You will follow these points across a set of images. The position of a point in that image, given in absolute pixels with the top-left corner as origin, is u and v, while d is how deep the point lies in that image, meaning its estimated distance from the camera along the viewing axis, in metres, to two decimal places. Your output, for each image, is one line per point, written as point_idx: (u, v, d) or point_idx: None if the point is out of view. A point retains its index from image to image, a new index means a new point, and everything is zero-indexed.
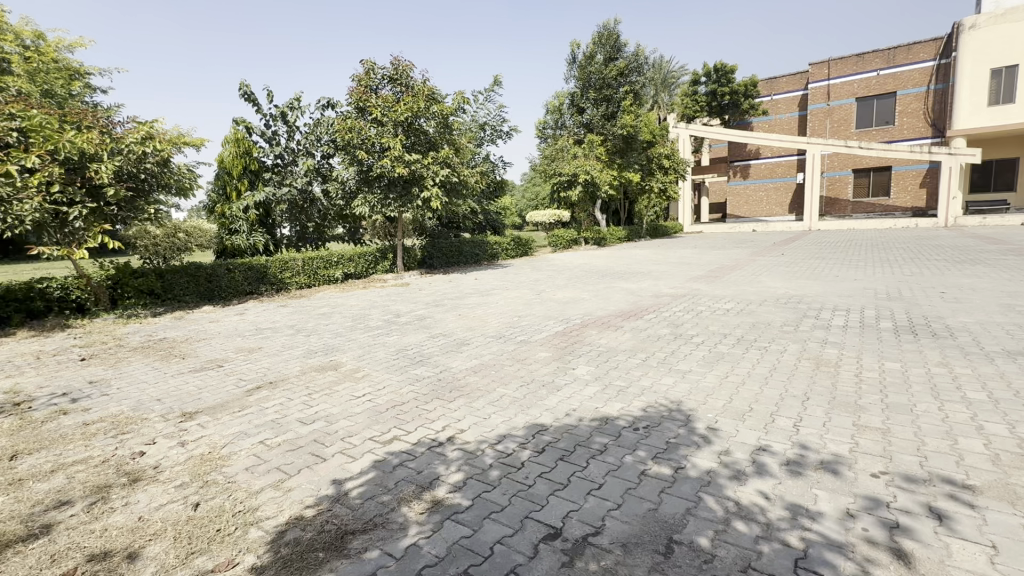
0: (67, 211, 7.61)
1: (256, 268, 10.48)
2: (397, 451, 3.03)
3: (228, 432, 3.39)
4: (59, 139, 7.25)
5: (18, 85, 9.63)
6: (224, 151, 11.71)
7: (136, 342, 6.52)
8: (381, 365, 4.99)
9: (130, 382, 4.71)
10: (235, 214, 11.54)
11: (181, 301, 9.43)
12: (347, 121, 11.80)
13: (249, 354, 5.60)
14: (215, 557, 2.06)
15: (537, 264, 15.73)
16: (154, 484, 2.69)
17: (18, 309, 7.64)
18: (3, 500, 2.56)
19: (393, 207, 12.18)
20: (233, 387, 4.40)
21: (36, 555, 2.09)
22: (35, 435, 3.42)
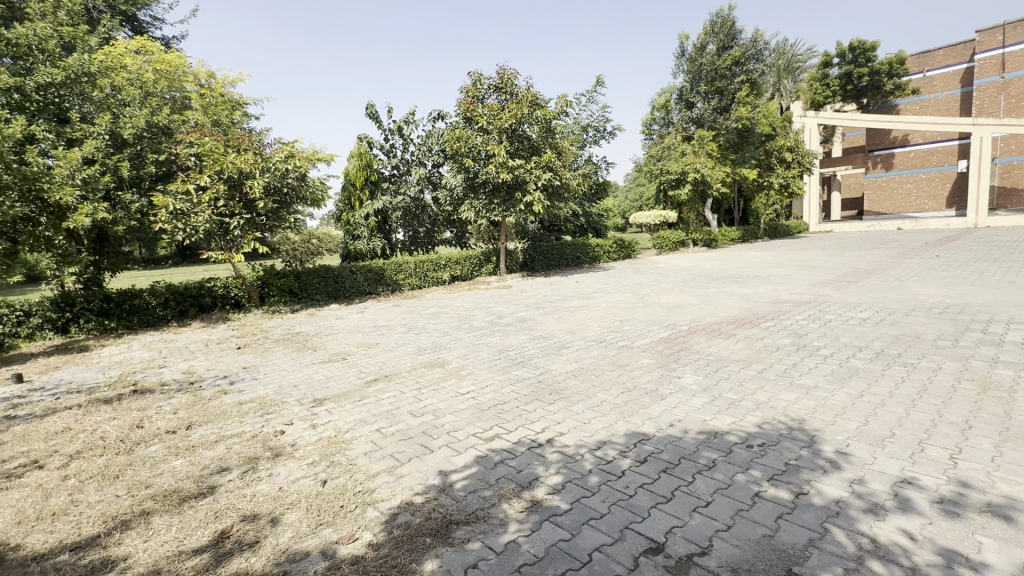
0: (230, 222, 8.98)
1: (374, 270, 11.50)
2: (499, 449, 3.13)
3: (350, 419, 3.77)
4: (224, 161, 8.65)
5: (197, 117, 11.65)
6: (350, 164, 12.90)
7: (279, 334, 7.50)
8: (485, 364, 5.19)
9: (273, 369, 5.43)
10: (358, 222, 12.66)
11: (314, 299, 10.64)
12: (455, 131, 12.42)
13: (368, 349, 6.16)
14: (339, 530, 2.29)
15: (640, 267, 15.22)
16: (292, 460, 3.08)
17: (192, 303, 9.19)
18: (182, 462, 3.10)
19: (497, 211, 12.59)
20: (354, 378, 4.87)
21: (204, 510, 2.50)
22: (204, 410, 4.10)
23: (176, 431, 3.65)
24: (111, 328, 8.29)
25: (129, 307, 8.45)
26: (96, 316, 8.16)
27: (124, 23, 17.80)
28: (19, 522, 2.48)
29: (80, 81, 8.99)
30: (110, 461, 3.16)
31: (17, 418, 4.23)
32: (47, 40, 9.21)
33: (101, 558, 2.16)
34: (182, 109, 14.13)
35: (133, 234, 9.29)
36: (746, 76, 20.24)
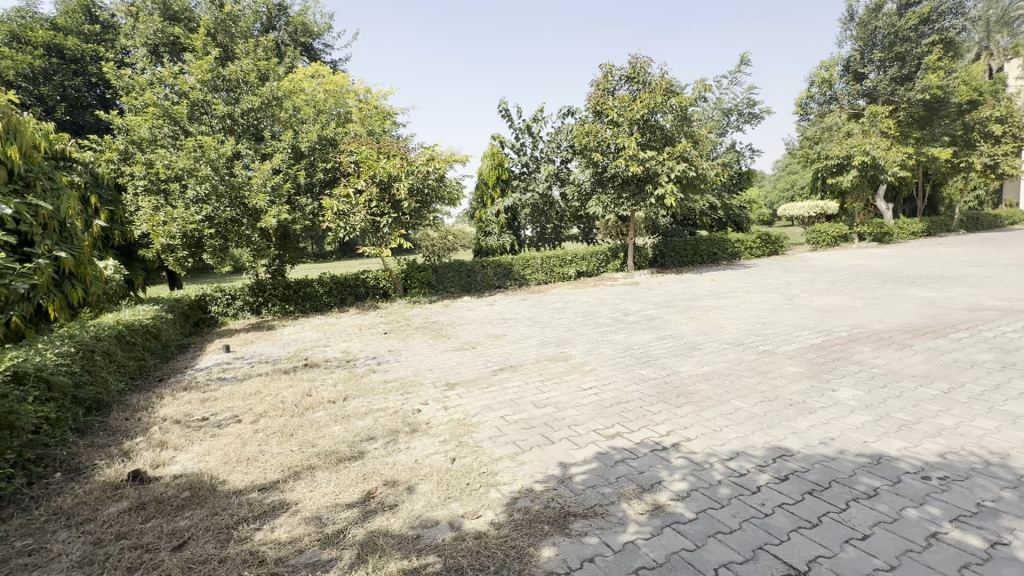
0: (380, 220, 10.10)
1: (504, 265, 12.02)
2: (620, 448, 3.07)
3: (478, 404, 4.01)
4: (377, 166, 9.77)
5: (357, 129, 13.26)
6: (484, 164, 13.59)
7: (418, 322, 8.25)
8: (608, 361, 5.11)
9: (413, 354, 6.01)
10: (489, 219, 13.32)
11: (449, 291, 11.45)
12: (585, 125, 12.31)
13: (496, 340, 6.46)
14: (465, 505, 2.46)
15: (789, 265, 13.61)
16: (425, 436, 3.38)
17: (350, 293, 10.54)
18: (340, 428, 3.59)
19: (626, 206, 12.24)
20: (482, 367, 5.16)
21: (355, 471, 2.87)
22: (357, 385, 4.70)
23: (335, 401, 4.25)
24: (291, 311, 9.95)
25: (304, 294, 10.05)
26: (280, 301, 9.86)
27: (304, 52, 20.88)
28: (226, 462, 3.10)
29: (271, 105, 10.89)
30: (287, 421, 3.79)
31: (226, 380, 5.31)
32: (249, 74, 11.33)
33: (279, 499, 2.61)
34: (346, 122, 16.14)
35: (308, 232, 10.95)
36: (939, 36, 16.83)
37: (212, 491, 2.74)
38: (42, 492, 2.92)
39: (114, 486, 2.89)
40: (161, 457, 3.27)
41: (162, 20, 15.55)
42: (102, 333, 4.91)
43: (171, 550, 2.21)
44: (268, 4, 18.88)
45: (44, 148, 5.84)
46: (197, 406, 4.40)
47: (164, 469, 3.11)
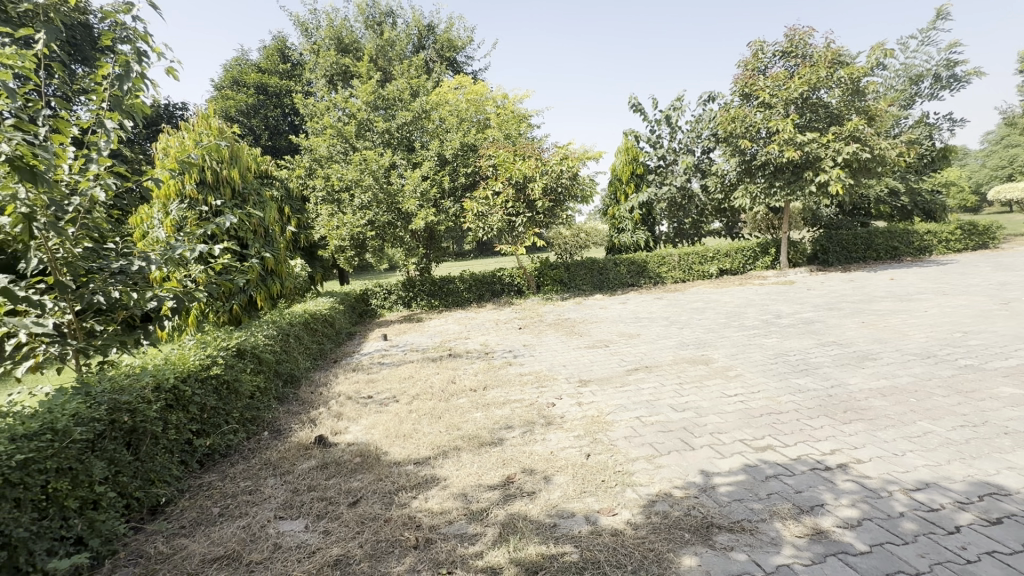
0: (516, 219, 10.53)
1: (637, 263, 11.68)
2: (772, 462, 2.80)
3: (612, 402, 3.98)
4: (513, 168, 10.21)
5: (495, 133, 13.97)
6: (617, 160, 13.22)
7: (551, 319, 8.43)
8: (757, 368, 4.67)
9: (547, 349, 6.16)
10: (623, 215, 12.98)
11: (581, 289, 11.49)
12: (730, 110, 11.33)
13: (630, 339, 6.32)
14: (600, 502, 2.47)
15: (1004, 260, 10.95)
16: (560, 430, 3.46)
17: (488, 289, 11.20)
18: (481, 415, 3.86)
19: (779, 196, 11.01)
20: (617, 365, 5.09)
21: (495, 456, 3.06)
22: (495, 376, 4.99)
23: (476, 389, 4.57)
24: (436, 305, 10.92)
25: (447, 290, 10.97)
26: (426, 296, 10.89)
27: (450, 67, 22.59)
28: (387, 435, 3.54)
29: (421, 119, 12.02)
30: (435, 404, 4.18)
31: (386, 364, 6.04)
32: (404, 92, 12.64)
33: (431, 473, 2.90)
34: (485, 128, 17.06)
35: (451, 233, 11.87)
36: None
37: (377, 459, 3.14)
38: (256, 445, 3.65)
39: (305, 446, 3.49)
40: (338, 426, 3.85)
41: (337, 52, 18.12)
42: (294, 319, 5.93)
43: (348, 505, 2.60)
44: (419, 26, 20.82)
45: (255, 169, 7.23)
46: (364, 385, 5.08)
47: (340, 436, 3.66)
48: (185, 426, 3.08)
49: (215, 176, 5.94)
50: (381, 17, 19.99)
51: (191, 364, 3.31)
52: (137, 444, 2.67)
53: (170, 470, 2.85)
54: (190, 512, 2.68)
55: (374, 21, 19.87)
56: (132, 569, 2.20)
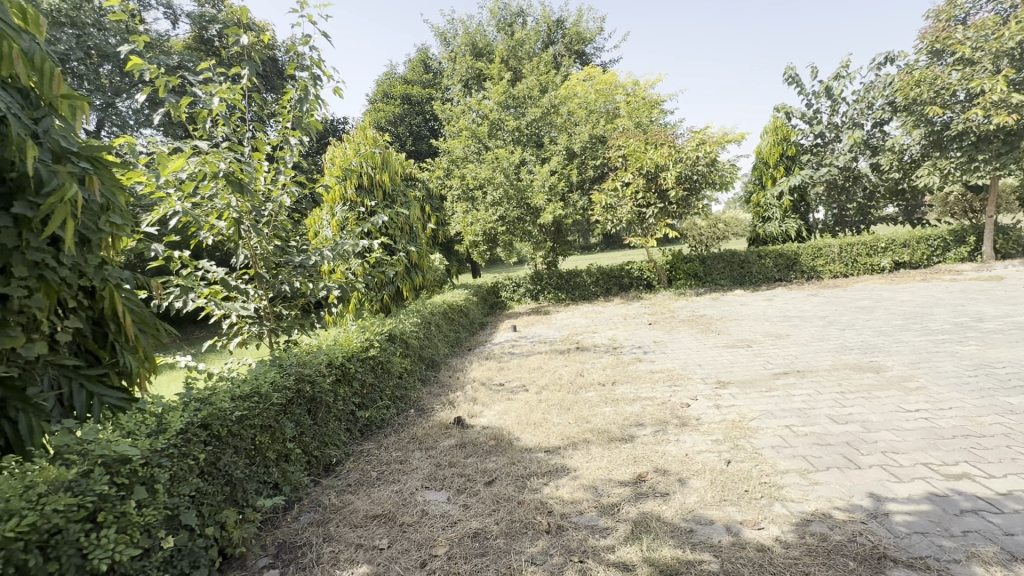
0: (647, 211, 10.14)
1: (786, 255, 10.48)
2: (969, 494, 2.32)
3: (755, 407, 3.64)
4: (644, 158, 9.82)
5: (625, 122, 13.57)
6: (763, 141, 11.83)
7: (684, 315, 7.97)
8: (947, 380, 3.89)
9: (680, 346, 5.85)
10: (769, 202, 11.54)
11: (718, 283, 10.67)
12: (914, 72, 9.54)
13: (777, 340, 5.70)
14: (743, 513, 2.29)
15: None
16: (696, 432, 3.27)
17: (615, 283, 11.01)
18: (610, 410, 3.82)
19: (983, 172, 8.99)
20: (761, 368, 4.64)
21: (626, 453, 3.01)
22: (624, 371, 4.89)
23: (605, 384, 4.53)
24: (562, 298, 11.07)
25: (573, 284, 11.08)
26: (553, 290, 11.12)
27: (578, 58, 22.40)
28: (519, 422, 3.70)
29: (550, 114, 12.12)
30: (564, 396, 4.24)
31: (516, 354, 6.30)
32: (533, 89, 12.86)
33: (561, 463, 2.95)
34: (614, 117, 16.65)
35: (578, 227, 11.87)
36: None
37: (510, 444, 3.30)
38: (405, 420, 4.08)
39: (446, 425, 3.80)
40: (474, 410, 4.11)
41: (472, 57, 19.13)
42: (435, 309, 6.48)
43: (485, 483, 2.78)
44: (548, 22, 20.96)
45: (402, 172, 7.98)
46: (496, 373, 5.36)
47: (476, 419, 3.91)
48: (350, 399, 3.57)
49: (370, 180, 6.70)
50: (511, 17, 20.59)
51: (354, 345, 3.82)
52: (316, 411, 3.17)
53: (339, 436, 3.33)
54: (355, 473, 3.10)
55: (506, 22, 20.54)
56: (313, 514, 2.62)
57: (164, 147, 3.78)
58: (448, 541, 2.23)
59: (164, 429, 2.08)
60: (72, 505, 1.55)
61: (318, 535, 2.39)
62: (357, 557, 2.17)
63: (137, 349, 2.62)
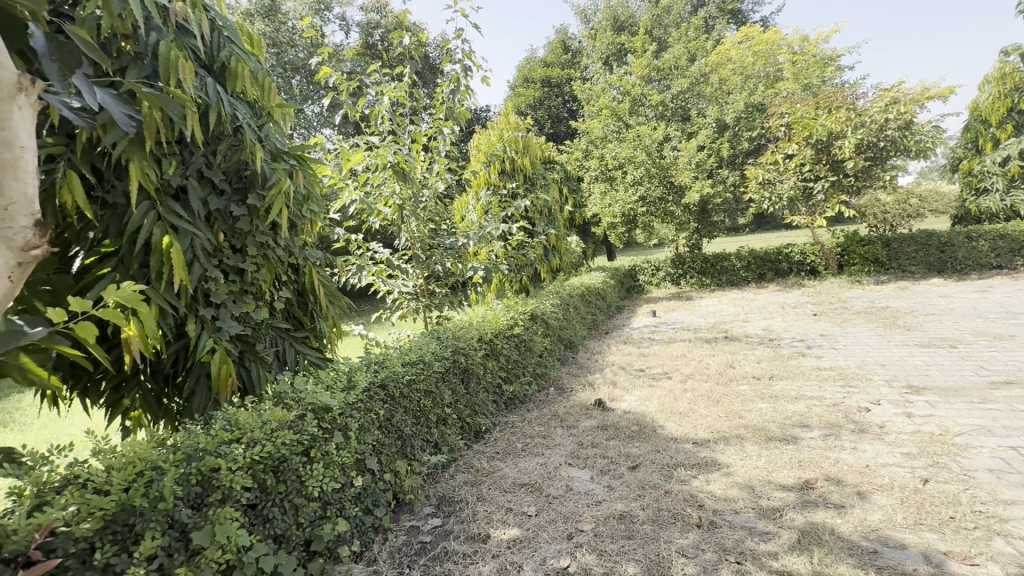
0: (814, 186, 8.88)
1: (1010, 236, 8.37)
2: None
3: (963, 420, 3.01)
4: (814, 125, 8.57)
5: (789, 86, 11.95)
6: (982, 94, 9.53)
7: (860, 306, 6.87)
8: None
9: (855, 342, 5.07)
10: (988, 170, 9.30)
11: (907, 270, 8.97)
12: None
13: (995, 341, 4.61)
14: (947, 542, 1.93)
15: None
16: (879, 441, 2.83)
17: (770, 268, 9.95)
18: (768, 407, 3.48)
19: None
20: (971, 374, 3.80)
21: (789, 455, 2.73)
22: (783, 366, 4.41)
23: (761, 378, 4.14)
24: (707, 283, 10.37)
25: (721, 268, 10.29)
26: (697, 273, 10.45)
27: (733, 19, 20.22)
28: (663, 410, 3.57)
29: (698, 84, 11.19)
30: (713, 387, 3.97)
31: (656, 340, 6.08)
32: (680, 59, 12.03)
33: (711, 457, 2.79)
34: (776, 81, 14.77)
35: (726, 206, 10.91)
36: None
37: (654, 431, 3.21)
38: (546, 397, 4.22)
39: (587, 406, 3.83)
40: (615, 393, 4.08)
41: (613, 32, 18.44)
42: (573, 291, 6.53)
43: (629, 467, 2.75)
44: None
45: (542, 155, 8.09)
46: (636, 358, 5.23)
47: (617, 403, 3.87)
48: (497, 372, 3.80)
49: (513, 165, 6.95)
50: None
51: (501, 323, 4.04)
52: (468, 381, 3.44)
53: (487, 406, 3.58)
54: (502, 442, 3.30)
55: None
56: (467, 474, 2.86)
57: (344, 143, 4.36)
58: (594, 518, 2.27)
59: (353, 386, 2.44)
60: (294, 440, 1.91)
61: (473, 494, 2.61)
62: (508, 519, 2.33)
63: (328, 316, 3.09)
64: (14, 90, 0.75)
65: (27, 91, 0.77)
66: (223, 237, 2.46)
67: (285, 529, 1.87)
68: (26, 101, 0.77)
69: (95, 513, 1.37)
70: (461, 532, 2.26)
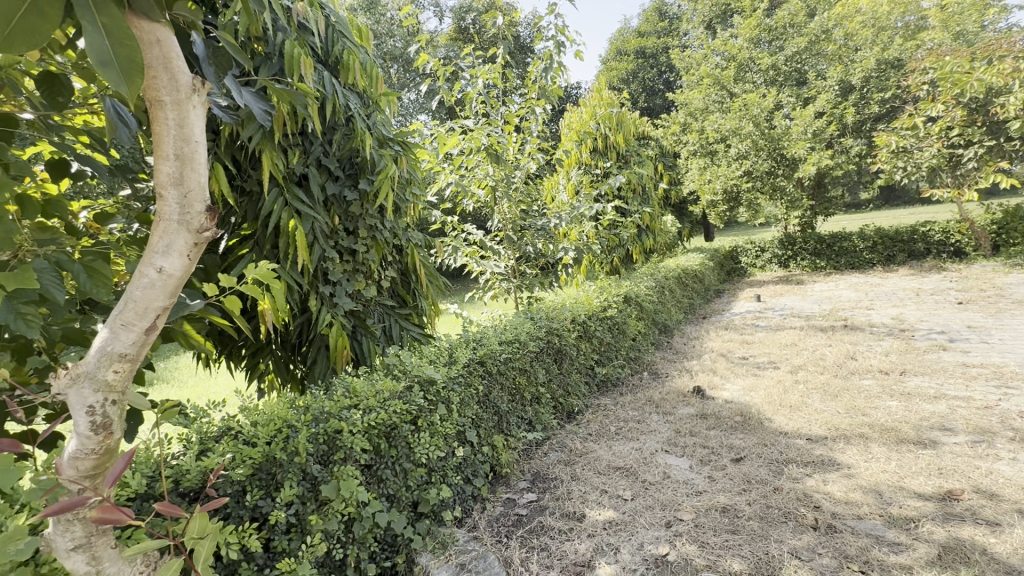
0: (963, 152, 7.61)
1: None
2: None
3: None
4: (967, 80, 6.93)
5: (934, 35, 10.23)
6: None
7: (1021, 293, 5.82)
8: None
9: (1014, 336, 4.31)
10: None
11: None
12: None
13: None
14: None
15: None
16: None
17: (901, 249, 8.80)
18: (899, 405, 3.09)
19: None
20: None
21: (926, 461, 2.41)
22: (918, 360, 3.88)
23: (889, 373, 3.68)
24: (822, 266, 9.40)
25: (839, 249, 9.27)
26: (810, 255, 9.51)
27: None
28: (771, 402, 3.32)
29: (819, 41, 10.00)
30: (830, 380, 3.62)
31: (761, 327, 5.64)
32: (798, 15, 10.79)
33: (828, 456, 2.56)
34: (917, 31, 12.71)
35: (847, 179, 9.72)
36: None
37: (760, 423, 3.01)
38: (639, 381, 4.11)
39: (684, 393, 3.68)
40: (715, 381, 3.87)
41: None
42: (668, 273, 6.26)
43: (732, 459, 2.61)
44: None
45: (636, 131, 7.74)
46: (738, 345, 4.90)
47: (718, 391, 3.67)
48: (589, 354, 3.78)
49: (606, 143, 6.74)
50: None
51: (595, 305, 3.99)
52: (561, 361, 3.45)
53: (580, 387, 3.57)
54: (595, 424, 3.28)
55: None
56: (560, 453, 2.89)
57: (441, 128, 4.49)
58: (694, 509, 2.19)
59: (454, 361, 2.56)
60: (404, 408, 2.06)
61: (567, 473, 2.63)
62: (603, 501, 2.33)
63: (428, 295, 3.25)
64: (188, 91, 0.85)
65: (198, 92, 0.88)
66: (338, 220, 2.67)
67: (396, 490, 2.01)
68: (199, 101, 0.88)
69: (246, 461, 1.58)
70: (556, 508, 2.30)
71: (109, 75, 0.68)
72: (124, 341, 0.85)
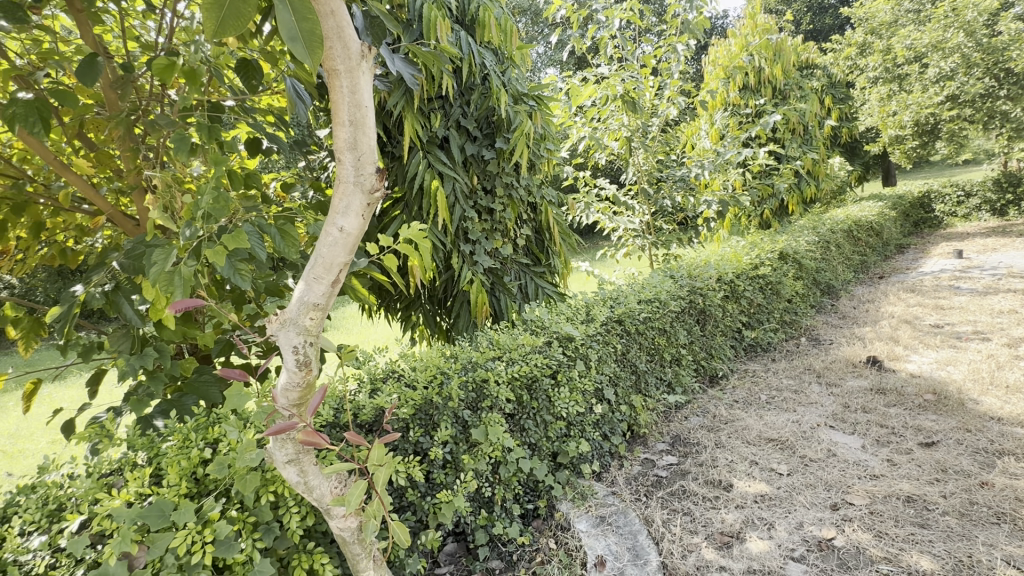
0: None
1: None
2: None
3: None
4: None
5: None
6: None
7: None
8: None
9: None
10: None
11: None
12: None
13: None
14: None
15: None
16: None
17: None
18: None
19: None
20: None
21: None
22: None
23: None
24: None
25: None
26: None
27: None
28: (977, 380, 2.74)
29: None
30: None
31: (964, 289, 4.62)
32: None
33: None
34: None
35: None
36: None
37: (962, 405, 2.50)
38: (795, 347, 3.68)
39: (854, 363, 3.21)
40: (896, 352, 3.29)
41: None
42: (836, 225, 5.40)
43: (920, 443, 2.22)
44: None
45: (798, 60, 6.64)
46: (930, 310, 4.09)
47: (900, 363, 3.12)
48: (737, 315, 3.47)
49: (758, 78, 5.93)
50: None
51: (745, 263, 3.62)
52: (705, 322, 3.23)
53: (725, 350, 3.32)
54: (742, 391, 3.03)
55: None
56: (702, 419, 2.73)
57: (574, 78, 4.32)
58: (867, 493, 1.93)
59: (592, 318, 2.54)
60: (544, 363, 2.11)
61: (710, 439, 2.49)
62: (753, 473, 2.16)
63: (562, 253, 3.23)
64: (358, 58, 0.90)
65: (365, 58, 0.92)
66: (477, 180, 2.76)
67: (537, 439, 2.10)
68: (366, 66, 0.92)
69: (409, 401, 1.76)
70: (699, 475, 2.20)
71: (299, 49, 0.73)
72: (317, 291, 0.97)
